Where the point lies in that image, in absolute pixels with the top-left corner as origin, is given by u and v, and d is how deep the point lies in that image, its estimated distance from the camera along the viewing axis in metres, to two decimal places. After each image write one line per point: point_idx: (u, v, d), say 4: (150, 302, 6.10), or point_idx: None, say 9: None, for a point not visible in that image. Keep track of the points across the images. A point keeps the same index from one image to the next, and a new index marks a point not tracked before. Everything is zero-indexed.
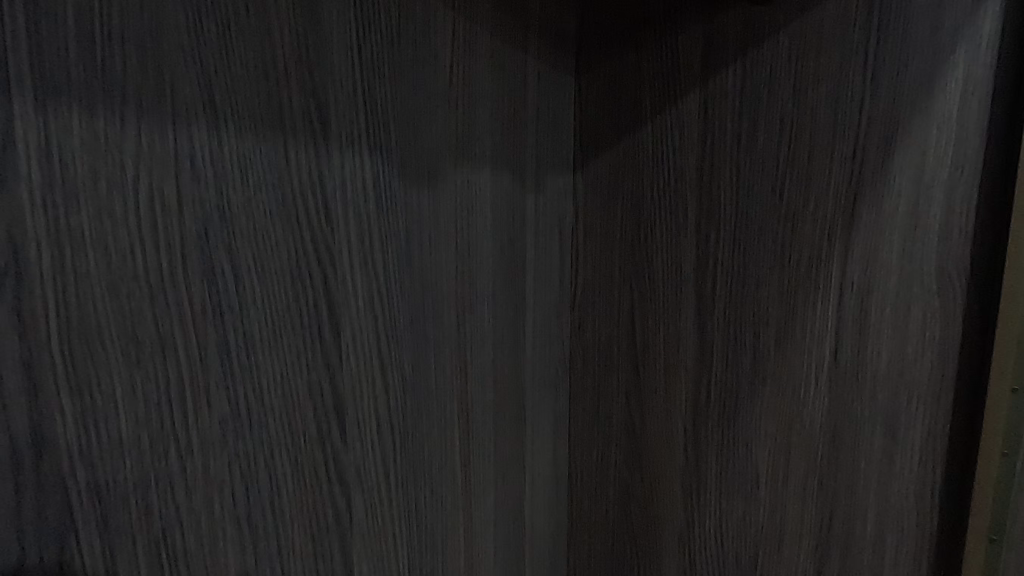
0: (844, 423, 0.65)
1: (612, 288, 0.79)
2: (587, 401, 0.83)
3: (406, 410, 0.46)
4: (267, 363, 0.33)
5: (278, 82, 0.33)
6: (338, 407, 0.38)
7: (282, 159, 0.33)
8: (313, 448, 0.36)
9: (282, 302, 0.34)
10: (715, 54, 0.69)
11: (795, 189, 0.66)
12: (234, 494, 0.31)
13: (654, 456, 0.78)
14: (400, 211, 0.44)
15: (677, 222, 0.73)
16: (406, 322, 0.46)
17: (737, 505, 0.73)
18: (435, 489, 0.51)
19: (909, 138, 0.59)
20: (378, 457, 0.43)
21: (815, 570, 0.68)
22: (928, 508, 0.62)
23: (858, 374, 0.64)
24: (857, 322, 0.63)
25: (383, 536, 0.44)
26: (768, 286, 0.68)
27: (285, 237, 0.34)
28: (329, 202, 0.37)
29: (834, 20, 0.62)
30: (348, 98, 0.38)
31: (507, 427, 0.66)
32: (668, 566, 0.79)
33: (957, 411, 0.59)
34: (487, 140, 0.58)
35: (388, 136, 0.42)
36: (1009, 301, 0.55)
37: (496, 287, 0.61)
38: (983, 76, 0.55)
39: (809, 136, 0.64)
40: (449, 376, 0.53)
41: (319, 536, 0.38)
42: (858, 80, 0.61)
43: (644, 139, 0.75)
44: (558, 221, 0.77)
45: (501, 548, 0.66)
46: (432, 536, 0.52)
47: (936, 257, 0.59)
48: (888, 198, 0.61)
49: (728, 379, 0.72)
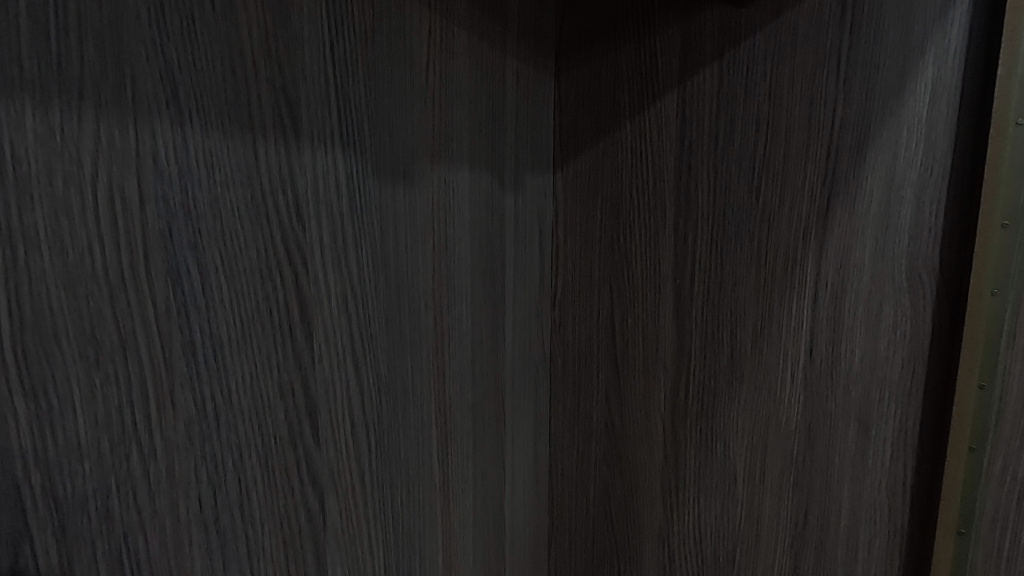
0: (819, 420, 0.66)
1: (592, 287, 0.79)
2: (567, 401, 0.83)
3: (381, 411, 0.46)
4: (236, 364, 0.32)
5: (246, 79, 0.32)
6: (311, 407, 0.38)
7: (251, 155, 0.33)
8: (285, 450, 0.36)
9: (252, 301, 0.33)
10: (692, 54, 0.70)
11: (771, 189, 0.67)
12: (201, 497, 0.30)
13: (634, 454, 0.79)
14: (375, 209, 0.44)
15: (656, 222, 0.74)
16: (382, 322, 0.45)
17: (715, 502, 0.74)
18: (412, 488, 0.51)
19: (881, 139, 0.60)
20: (352, 458, 0.42)
21: (791, 565, 0.69)
22: (899, 503, 0.63)
23: (831, 371, 0.65)
24: (831, 321, 0.64)
25: (359, 538, 0.44)
26: (745, 285, 0.69)
27: (254, 236, 0.33)
28: (301, 200, 0.36)
29: (808, 22, 0.63)
30: (320, 95, 0.38)
31: (486, 427, 0.66)
32: (647, 563, 0.79)
33: (927, 408, 0.61)
34: (465, 139, 0.57)
35: (362, 134, 0.42)
36: (976, 299, 0.57)
37: (475, 286, 0.61)
38: (952, 80, 0.57)
39: (784, 137, 0.65)
40: (426, 376, 0.52)
41: (292, 538, 0.37)
42: (832, 82, 0.62)
43: (623, 139, 0.75)
44: (537, 221, 0.77)
45: (480, 548, 0.66)
46: (410, 537, 0.51)
47: (907, 256, 0.60)
48: (861, 198, 0.62)
49: (707, 377, 0.72)
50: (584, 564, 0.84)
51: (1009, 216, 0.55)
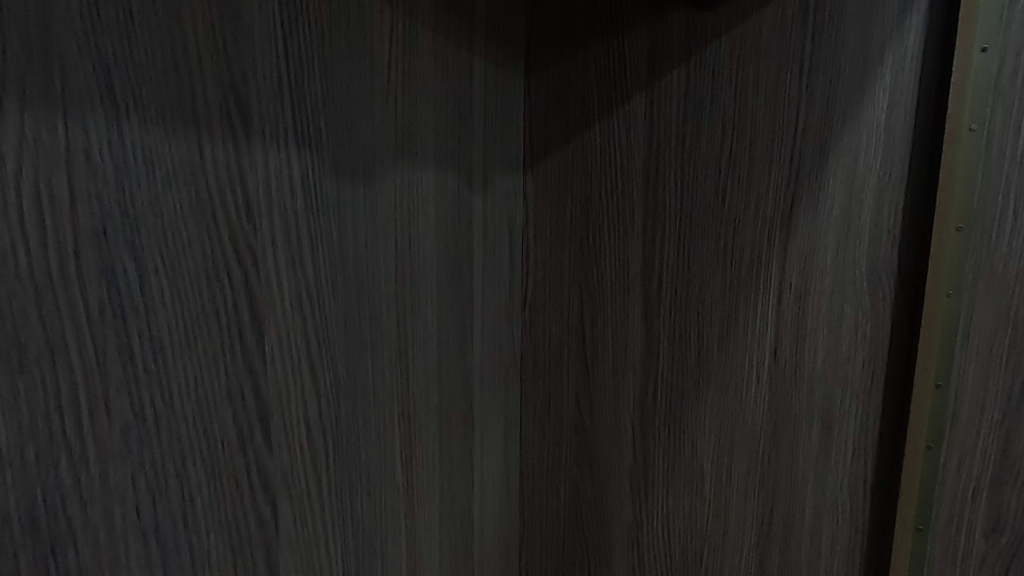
0: (783, 420, 0.67)
1: (562, 288, 0.79)
2: (538, 402, 0.83)
3: (340, 415, 0.45)
4: (178, 367, 0.31)
5: (190, 74, 0.31)
6: (262, 412, 0.37)
7: (195, 152, 0.32)
8: (233, 455, 0.35)
9: (196, 303, 0.32)
10: (660, 57, 0.70)
11: (736, 192, 0.67)
12: (138, 504, 0.29)
13: (603, 455, 0.79)
14: (332, 208, 0.43)
15: (625, 223, 0.74)
16: (340, 325, 0.45)
17: (683, 502, 0.74)
18: (373, 493, 0.50)
19: (842, 143, 0.61)
20: (308, 463, 0.42)
21: (757, 564, 0.70)
22: (860, 500, 0.64)
23: (795, 371, 0.66)
24: (795, 322, 0.65)
25: (315, 543, 0.43)
26: (711, 287, 0.70)
27: (199, 236, 0.32)
28: (251, 199, 0.36)
29: (771, 28, 0.63)
30: (272, 92, 0.37)
31: (453, 429, 0.65)
32: (617, 565, 0.79)
33: (886, 407, 0.62)
34: (429, 138, 0.57)
35: (318, 133, 0.41)
36: (932, 301, 0.58)
37: (440, 288, 0.61)
38: (909, 86, 0.58)
39: (749, 140, 0.66)
40: (388, 379, 0.52)
41: (241, 545, 0.36)
42: (794, 86, 0.63)
43: (592, 140, 0.75)
44: (506, 221, 0.77)
45: (447, 551, 0.66)
46: (371, 541, 0.50)
47: (867, 258, 0.61)
48: (823, 201, 0.63)
49: (675, 377, 0.73)
50: (554, 565, 0.84)
51: (962, 220, 0.56)
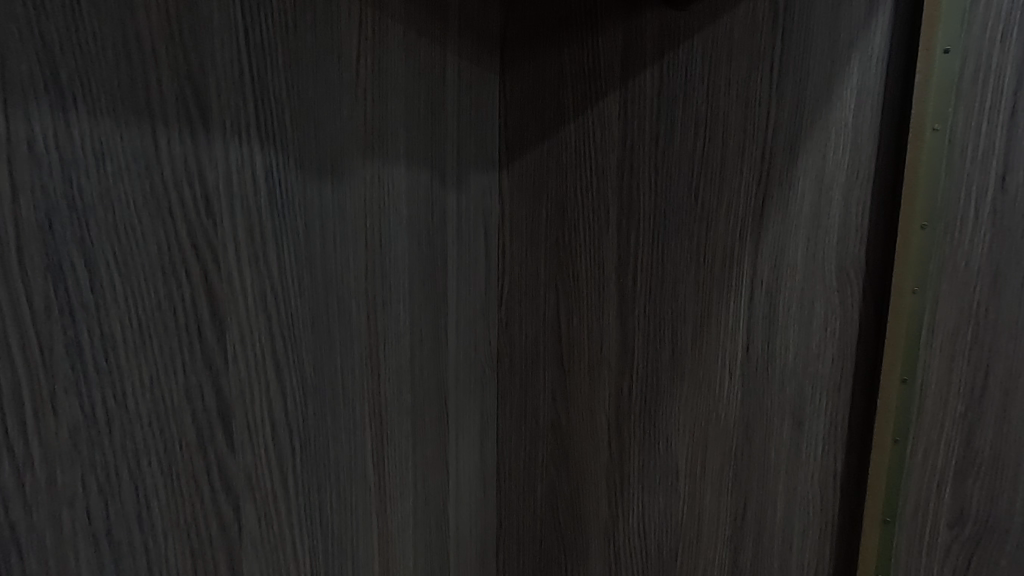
0: (755, 416, 0.68)
1: (538, 287, 0.79)
2: (514, 400, 0.83)
3: (307, 414, 0.44)
4: (133, 366, 0.30)
5: (143, 64, 0.30)
6: (224, 412, 0.36)
7: (149, 146, 0.31)
8: (192, 456, 0.34)
9: (151, 299, 0.31)
10: (633, 55, 0.70)
11: (709, 190, 0.68)
12: (89, 508, 0.29)
13: (579, 453, 0.79)
14: (298, 204, 0.42)
15: (600, 221, 0.74)
16: (307, 323, 0.44)
17: (658, 498, 0.74)
18: (344, 494, 0.50)
19: (812, 142, 0.62)
20: (273, 463, 0.41)
21: (731, 559, 0.71)
22: (830, 494, 0.65)
23: (767, 367, 0.67)
24: (766, 318, 0.66)
25: (281, 545, 0.42)
26: (684, 284, 0.70)
27: (154, 231, 0.31)
28: (210, 193, 0.35)
29: (742, 28, 0.64)
30: (233, 85, 0.36)
31: (427, 428, 0.65)
32: (594, 562, 0.79)
33: (854, 402, 0.63)
34: (401, 134, 0.56)
35: (282, 127, 0.41)
36: (898, 298, 0.59)
37: (413, 285, 0.60)
38: (875, 86, 0.59)
39: (721, 139, 0.67)
40: (358, 378, 0.51)
41: (201, 549, 0.35)
42: (765, 86, 0.64)
43: (567, 138, 0.75)
44: (482, 220, 0.76)
45: (421, 551, 0.65)
46: (341, 543, 0.50)
47: (836, 256, 0.62)
48: (793, 199, 0.63)
49: (650, 374, 0.73)
50: (531, 563, 0.84)
51: (926, 219, 0.57)
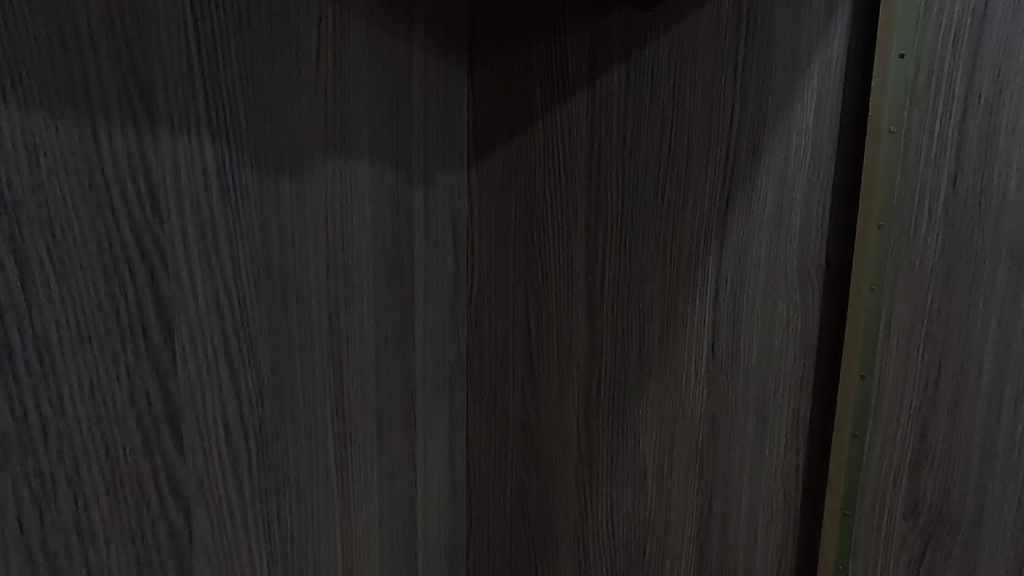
0: (720, 413, 0.68)
1: (507, 286, 0.79)
2: (484, 400, 0.83)
3: (264, 416, 0.43)
4: (70, 368, 0.29)
5: (82, 54, 0.29)
6: (172, 415, 0.35)
7: (89, 139, 0.30)
8: (138, 461, 0.33)
9: (90, 299, 0.30)
10: (601, 54, 0.71)
11: (675, 190, 0.68)
12: (21, 516, 0.27)
13: (549, 452, 0.79)
14: (254, 201, 0.41)
15: (568, 220, 0.74)
16: (264, 323, 0.43)
17: (626, 495, 0.75)
18: (304, 496, 0.49)
19: (774, 142, 0.63)
20: (226, 467, 0.40)
21: (697, 554, 0.71)
22: (793, 489, 0.66)
23: (731, 365, 0.67)
24: (730, 317, 0.67)
25: (236, 550, 0.41)
26: (652, 283, 0.71)
27: (94, 228, 0.30)
28: (156, 189, 0.34)
29: (707, 29, 0.65)
30: (182, 79, 0.35)
31: (393, 429, 0.64)
32: (563, 560, 0.80)
33: (816, 399, 0.64)
34: (364, 131, 0.55)
35: (236, 121, 0.40)
36: (857, 296, 0.60)
37: (377, 284, 0.59)
38: (834, 88, 0.60)
39: (686, 140, 0.67)
40: (319, 378, 0.50)
41: (148, 557, 0.34)
42: (729, 87, 0.65)
43: (536, 137, 0.75)
44: (449, 218, 0.76)
45: (387, 553, 0.65)
46: (301, 546, 0.49)
47: (797, 255, 0.63)
48: (757, 199, 0.64)
49: (617, 372, 0.74)
50: (501, 562, 0.84)
51: (883, 218, 0.58)
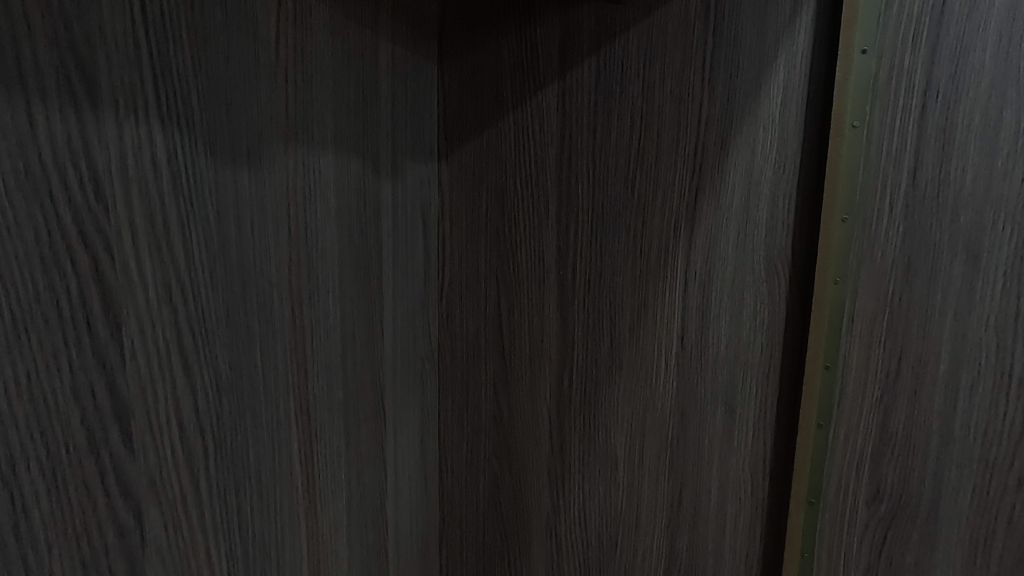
0: (690, 404, 0.69)
1: (478, 279, 0.78)
2: (456, 395, 0.82)
3: (223, 413, 0.42)
4: (5, 361, 0.28)
5: (15, 34, 0.28)
6: (120, 411, 0.34)
7: (24, 122, 0.29)
8: (81, 459, 0.32)
9: (26, 289, 0.29)
10: (571, 47, 0.70)
11: (645, 183, 0.69)
12: None
13: (521, 446, 0.79)
14: (209, 191, 0.40)
15: (539, 213, 0.74)
16: (222, 317, 0.42)
17: (598, 488, 0.75)
18: (266, 494, 0.48)
19: (741, 136, 0.63)
20: (181, 464, 0.39)
21: (667, 545, 0.72)
22: (761, 479, 0.67)
23: (701, 357, 0.68)
24: (699, 309, 0.68)
25: (192, 551, 0.40)
26: (622, 275, 0.71)
27: (30, 215, 0.29)
28: (101, 176, 0.33)
29: (676, 23, 0.65)
30: (128, 61, 0.34)
31: (362, 425, 0.63)
32: (536, 554, 0.80)
33: (782, 390, 0.65)
34: (329, 121, 0.54)
35: (188, 108, 0.38)
36: (821, 288, 0.61)
37: (344, 277, 0.58)
38: (799, 83, 0.61)
39: (656, 133, 0.67)
40: (282, 373, 0.49)
41: (93, 559, 0.33)
42: (698, 81, 0.65)
43: (506, 129, 0.75)
44: (419, 211, 0.75)
45: (356, 550, 0.64)
46: (264, 545, 0.48)
47: (764, 247, 0.64)
48: (725, 193, 0.65)
49: (589, 364, 0.74)
50: (474, 558, 0.84)
51: (847, 212, 0.59)
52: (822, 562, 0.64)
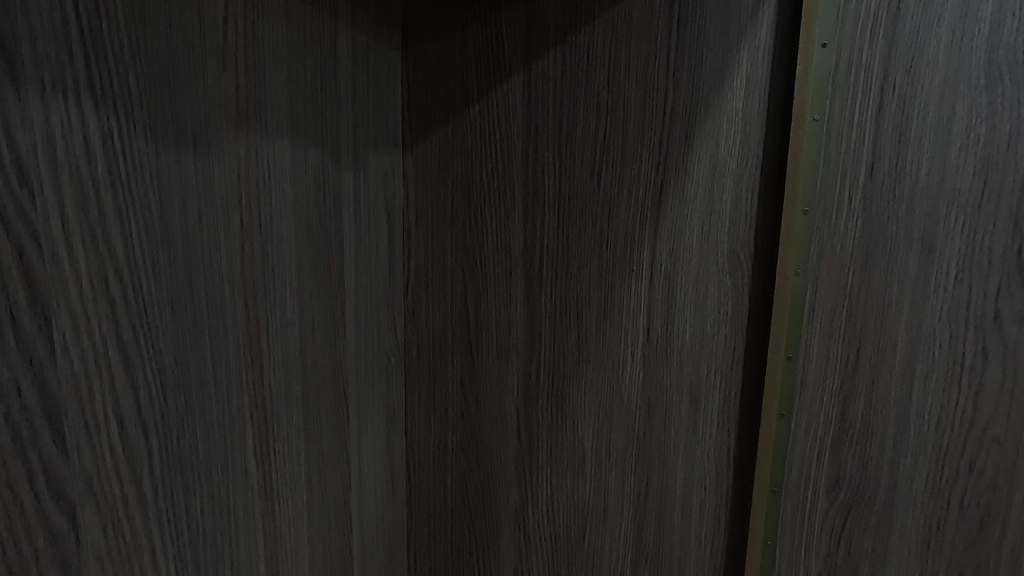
0: (656, 396, 0.69)
1: (445, 272, 0.77)
2: (423, 390, 0.81)
3: (169, 410, 0.41)
4: None
5: None
6: (49, 407, 0.33)
7: None
8: (5, 457, 0.31)
9: None
10: (536, 37, 0.69)
11: (611, 175, 0.68)
12: None
13: (488, 440, 0.78)
14: (150, 177, 0.38)
15: (506, 205, 0.73)
16: (167, 310, 0.40)
17: (566, 480, 0.75)
18: (218, 494, 0.46)
19: (705, 127, 0.64)
20: (121, 463, 0.37)
21: (634, 536, 0.72)
22: (725, 469, 0.67)
23: (666, 349, 0.68)
24: (665, 301, 0.68)
25: (134, 554, 0.39)
26: (589, 268, 0.71)
27: None
28: (25, 159, 0.31)
29: (641, 14, 0.65)
30: (55, 38, 0.32)
31: (323, 421, 0.62)
32: (505, 548, 0.79)
33: (746, 380, 0.66)
34: (284, 107, 0.52)
35: (125, 90, 0.36)
36: (783, 280, 0.61)
37: (303, 270, 0.56)
38: (762, 76, 0.61)
39: (622, 124, 0.67)
40: (234, 368, 0.47)
41: (22, 562, 0.32)
42: (662, 72, 0.65)
43: (472, 119, 0.74)
44: (384, 202, 0.73)
45: (318, 549, 0.62)
46: (216, 545, 0.46)
47: (728, 239, 0.64)
48: (689, 184, 0.65)
49: (555, 357, 0.74)
50: (443, 554, 0.83)
51: (808, 204, 0.60)
52: (784, 549, 0.65)
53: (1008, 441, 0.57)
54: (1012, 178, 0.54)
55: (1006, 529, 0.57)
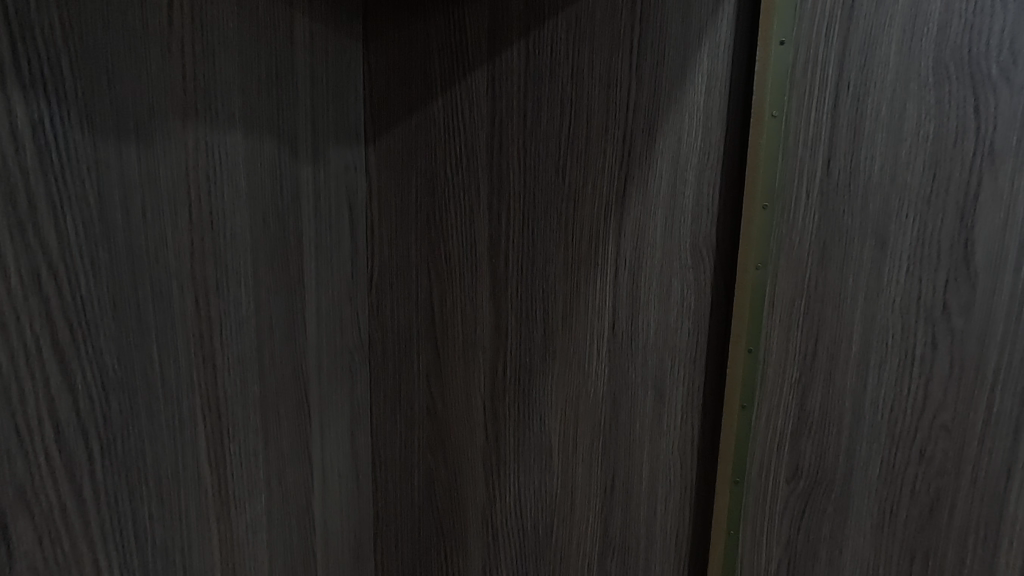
0: (622, 390, 0.70)
1: (409, 267, 0.76)
2: (388, 387, 0.80)
3: (111, 413, 0.39)
4: None
5: None
6: None
7: None
8: None
9: None
10: (500, 30, 0.69)
11: (575, 169, 0.68)
12: None
13: (456, 437, 0.78)
14: (87, 170, 0.37)
15: (470, 199, 0.73)
16: (108, 308, 0.39)
17: (534, 475, 0.75)
18: (168, 497, 0.45)
19: (668, 122, 0.64)
20: (57, 467, 0.36)
21: (601, 529, 0.73)
22: (689, 461, 0.68)
23: (631, 343, 0.69)
24: (630, 295, 0.68)
25: (72, 561, 0.38)
26: (554, 262, 0.70)
27: None
28: None
29: (603, 8, 0.65)
30: None
31: (283, 421, 0.60)
32: (473, 546, 0.79)
33: (709, 373, 0.66)
34: (237, 97, 0.51)
35: (58, 78, 0.35)
36: (744, 274, 0.62)
37: (259, 266, 0.55)
38: (723, 72, 0.62)
39: (585, 119, 0.67)
40: (185, 368, 0.46)
41: None
42: (625, 67, 0.65)
43: (435, 112, 0.73)
44: (345, 197, 0.72)
45: (278, 551, 0.61)
46: (166, 551, 0.45)
47: (691, 234, 0.65)
48: (653, 179, 0.65)
49: (522, 353, 0.73)
50: (410, 553, 0.82)
51: (767, 199, 0.61)
52: (746, 538, 0.66)
53: (956, 429, 0.58)
54: (959, 174, 0.56)
55: (954, 512, 0.59)
